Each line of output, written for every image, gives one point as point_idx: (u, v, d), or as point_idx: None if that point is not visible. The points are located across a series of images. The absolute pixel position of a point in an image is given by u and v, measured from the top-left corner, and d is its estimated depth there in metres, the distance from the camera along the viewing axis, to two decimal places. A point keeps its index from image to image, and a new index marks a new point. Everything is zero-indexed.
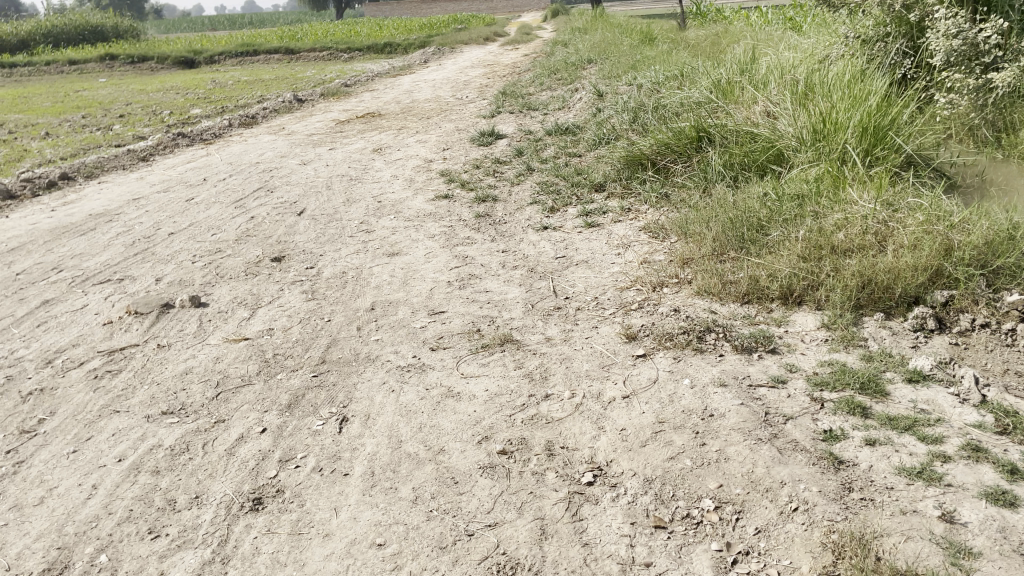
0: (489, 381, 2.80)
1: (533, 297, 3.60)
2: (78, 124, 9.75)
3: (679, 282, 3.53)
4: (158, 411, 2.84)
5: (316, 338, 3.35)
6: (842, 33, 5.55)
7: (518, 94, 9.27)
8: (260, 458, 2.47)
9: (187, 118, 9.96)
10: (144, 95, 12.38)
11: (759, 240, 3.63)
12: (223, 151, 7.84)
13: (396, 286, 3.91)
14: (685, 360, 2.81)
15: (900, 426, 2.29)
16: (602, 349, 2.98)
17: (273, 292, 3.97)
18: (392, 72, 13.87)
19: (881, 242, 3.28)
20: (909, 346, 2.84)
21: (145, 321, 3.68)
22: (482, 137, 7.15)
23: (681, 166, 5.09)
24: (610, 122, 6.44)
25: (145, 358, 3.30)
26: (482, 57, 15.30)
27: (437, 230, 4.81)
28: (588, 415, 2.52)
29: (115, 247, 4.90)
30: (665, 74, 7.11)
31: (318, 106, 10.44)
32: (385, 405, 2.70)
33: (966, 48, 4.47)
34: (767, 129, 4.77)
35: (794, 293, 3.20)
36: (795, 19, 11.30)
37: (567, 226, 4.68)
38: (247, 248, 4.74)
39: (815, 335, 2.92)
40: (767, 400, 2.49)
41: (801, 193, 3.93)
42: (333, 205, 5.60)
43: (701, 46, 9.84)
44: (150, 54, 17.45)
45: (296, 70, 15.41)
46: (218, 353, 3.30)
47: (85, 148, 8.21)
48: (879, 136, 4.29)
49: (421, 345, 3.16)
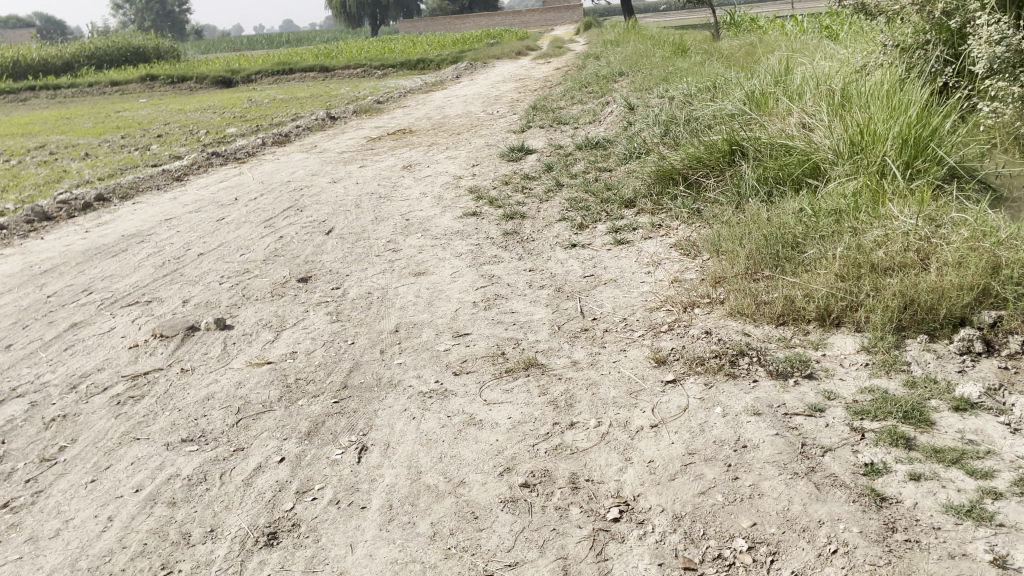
0: (512, 408, 2.71)
1: (559, 318, 3.51)
2: (117, 145, 9.90)
3: (711, 302, 3.41)
4: (178, 438, 2.81)
5: (338, 362, 3.29)
6: (880, 41, 5.39)
7: (549, 108, 9.22)
8: (277, 490, 2.41)
9: (222, 137, 10.08)
10: (182, 115, 12.58)
11: (794, 258, 3.50)
12: (255, 170, 7.89)
13: (421, 307, 3.84)
14: (716, 386, 2.69)
15: (947, 459, 2.15)
16: (630, 373, 2.87)
17: (298, 313, 3.94)
18: (425, 88, 13.92)
19: (923, 259, 3.14)
20: (955, 371, 2.69)
21: (170, 345, 3.66)
22: (511, 153, 7.10)
23: (713, 181, 4.97)
24: (640, 136, 6.33)
25: (168, 383, 3.27)
26: (514, 71, 15.29)
27: (464, 249, 4.75)
28: (614, 445, 2.42)
29: (146, 268, 4.92)
30: (697, 86, 7.00)
31: (350, 124, 10.49)
32: (405, 433, 2.63)
33: (1010, 55, 4.27)
34: (803, 141, 4.63)
35: (832, 314, 3.06)
36: (831, 28, 11.08)
37: (596, 243, 4.59)
38: (275, 268, 4.72)
39: (855, 359, 2.79)
40: (803, 429, 2.37)
41: (839, 208, 3.79)
42: (361, 224, 5.58)
43: (735, 56, 9.70)
44: (190, 75, 17.77)
45: (330, 88, 15.57)
46: (240, 377, 3.26)
47: (122, 168, 8.33)
48: (920, 148, 4.14)
49: (445, 369, 3.09)
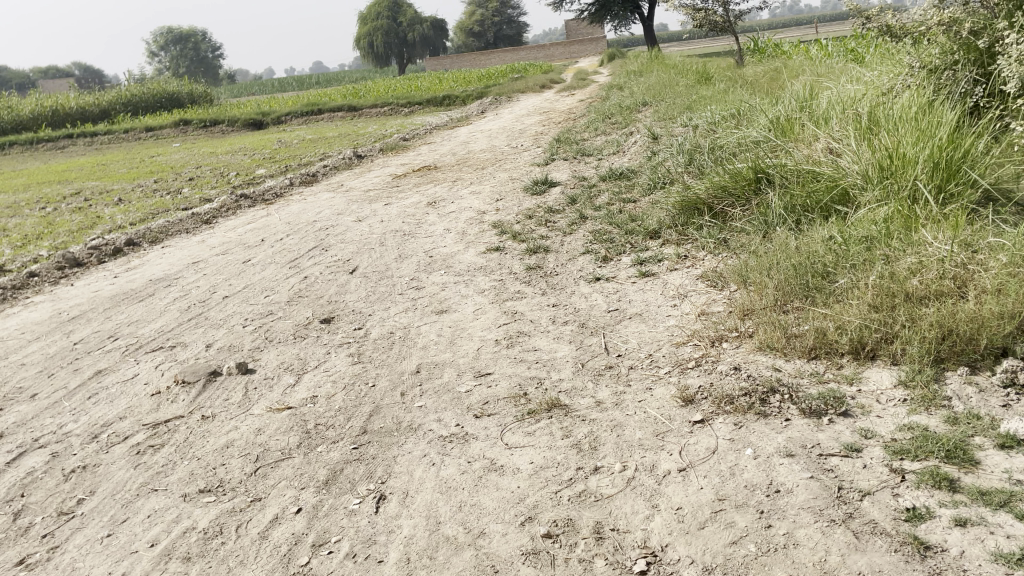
0: (534, 452, 2.62)
1: (583, 355, 3.43)
2: (149, 189, 10.07)
3: (740, 336, 3.31)
4: (196, 489, 2.77)
5: (359, 406, 3.23)
6: (907, 63, 5.28)
7: (573, 140, 9.20)
8: (293, 543, 2.35)
9: (251, 178, 10.21)
10: (213, 158, 12.80)
11: (825, 288, 3.39)
12: (282, 210, 7.96)
13: (443, 346, 3.79)
14: (747, 426, 2.58)
15: (994, 502, 2.02)
16: (656, 413, 2.78)
17: (320, 356, 3.90)
18: (451, 124, 14.00)
19: (961, 287, 3.03)
20: (1000, 405, 2.54)
21: (191, 391, 3.64)
22: (535, 186, 7.06)
23: (739, 210, 4.88)
24: (665, 165, 6.27)
25: (188, 431, 3.24)
26: (538, 104, 15.35)
27: (487, 285, 4.69)
28: (640, 491, 2.32)
29: (171, 312, 4.94)
30: (721, 113, 6.93)
31: (376, 162, 10.56)
32: (425, 480, 2.55)
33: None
34: (831, 167, 4.53)
35: (866, 347, 2.94)
36: (858, 50, 10.98)
37: (621, 276, 4.51)
38: (298, 310, 4.70)
39: (892, 395, 2.67)
40: (839, 472, 2.25)
41: (870, 235, 3.69)
42: (384, 262, 5.56)
43: (759, 82, 9.62)
44: (221, 118, 18.13)
45: (358, 127, 15.77)
46: (261, 423, 3.22)
47: (154, 212, 8.45)
48: (952, 171, 4.01)
49: (465, 412, 3.01)
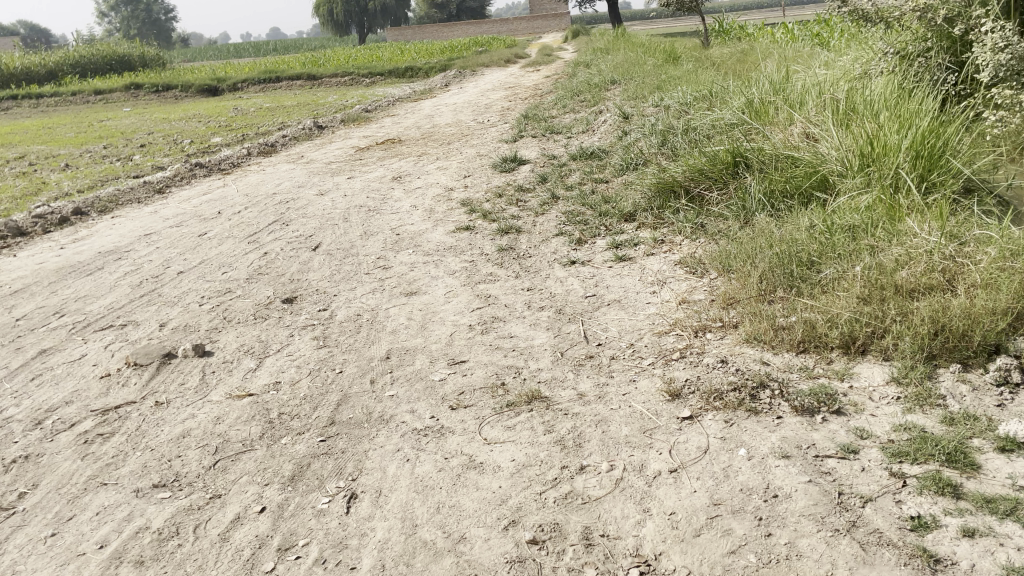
0: (515, 449, 2.48)
1: (562, 343, 3.29)
2: (99, 155, 9.63)
3: (724, 326, 3.20)
4: (149, 483, 2.57)
5: (325, 395, 3.05)
6: (880, 49, 5.18)
7: (541, 117, 9.02)
8: (256, 547, 2.18)
9: (207, 147, 9.82)
10: (166, 124, 12.32)
11: (810, 278, 3.29)
12: (240, 181, 7.65)
13: (414, 330, 3.62)
14: (738, 424, 2.48)
15: (1000, 510, 1.94)
16: (642, 408, 2.65)
17: (282, 338, 3.70)
18: (415, 96, 13.68)
19: (950, 281, 2.95)
20: (994, 405, 2.47)
21: (144, 374, 3.42)
22: (504, 163, 6.88)
23: (716, 194, 4.76)
24: (637, 146, 6.14)
25: (140, 419, 3.03)
26: (503, 78, 15.08)
27: (457, 266, 4.52)
28: (630, 493, 2.20)
29: (121, 288, 4.67)
30: (693, 94, 6.80)
31: (338, 133, 10.25)
32: (399, 478, 2.40)
33: (1015, 62, 4.10)
34: (810, 153, 4.43)
35: (857, 341, 2.85)
36: (824, 35, 10.96)
37: (597, 260, 4.37)
38: (258, 288, 4.47)
39: (885, 392, 2.58)
40: (838, 475, 2.16)
41: (854, 223, 3.60)
42: (349, 239, 5.34)
43: (729, 63, 9.54)
44: (175, 83, 17.51)
45: (318, 96, 15.34)
46: (219, 411, 3.02)
47: (103, 180, 8.05)
48: (935, 160, 3.92)
49: (440, 403, 2.85)
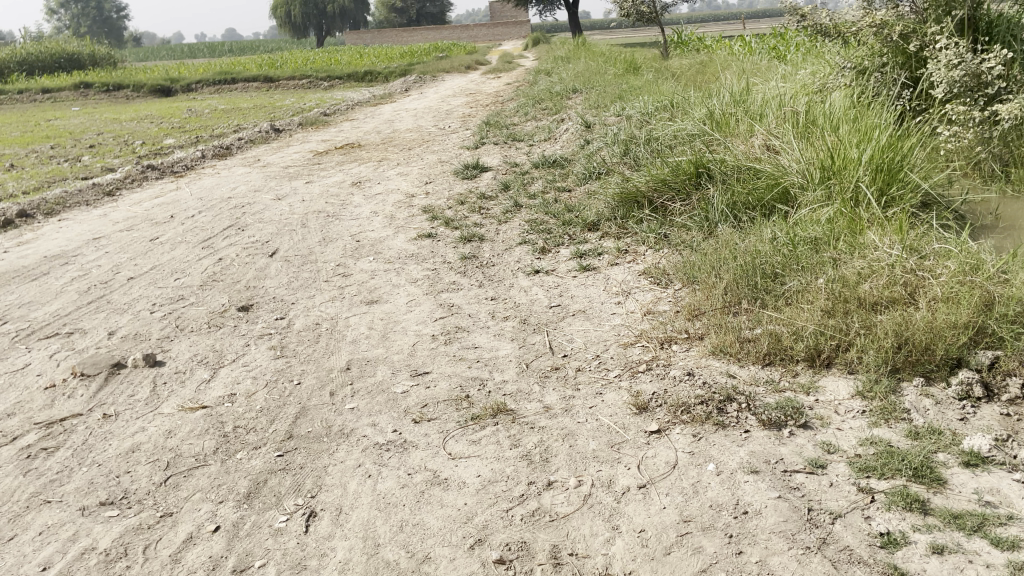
0: (480, 464, 2.42)
1: (527, 354, 3.24)
2: (46, 156, 9.32)
3: (690, 338, 3.18)
4: (95, 501, 2.45)
5: (283, 407, 2.95)
6: (837, 63, 5.25)
7: (502, 124, 8.99)
8: (210, 568, 2.08)
9: (160, 149, 9.58)
10: (117, 124, 12.00)
11: (775, 290, 3.29)
12: (194, 184, 7.46)
13: (375, 341, 3.54)
14: (706, 438, 2.45)
15: (968, 526, 1.96)
16: (609, 421, 2.61)
17: (238, 348, 3.59)
18: (374, 101, 13.55)
19: (912, 294, 2.96)
20: (957, 419, 2.50)
21: (91, 385, 3.27)
22: (466, 170, 6.83)
23: (680, 204, 4.76)
24: (599, 155, 6.14)
25: (87, 432, 2.89)
26: (464, 85, 15.03)
27: (419, 274, 4.45)
28: (599, 510, 2.16)
29: (68, 295, 4.49)
30: (654, 105, 6.83)
31: (295, 136, 10.09)
32: (360, 495, 2.32)
33: (969, 79, 4.18)
34: (771, 165, 4.46)
35: (821, 354, 2.85)
36: (779, 49, 11.15)
37: (561, 270, 4.34)
38: (212, 296, 4.34)
39: (851, 405, 2.59)
40: (807, 491, 2.15)
41: (816, 236, 3.61)
42: (307, 245, 5.23)
43: (688, 75, 9.62)
44: (126, 83, 17.09)
45: (275, 98, 15.10)
46: (171, 424, 2.90)
47: (50, 181, 7.79)
48: (894, 173, 3.95)
49: (403, 416, 2.78)
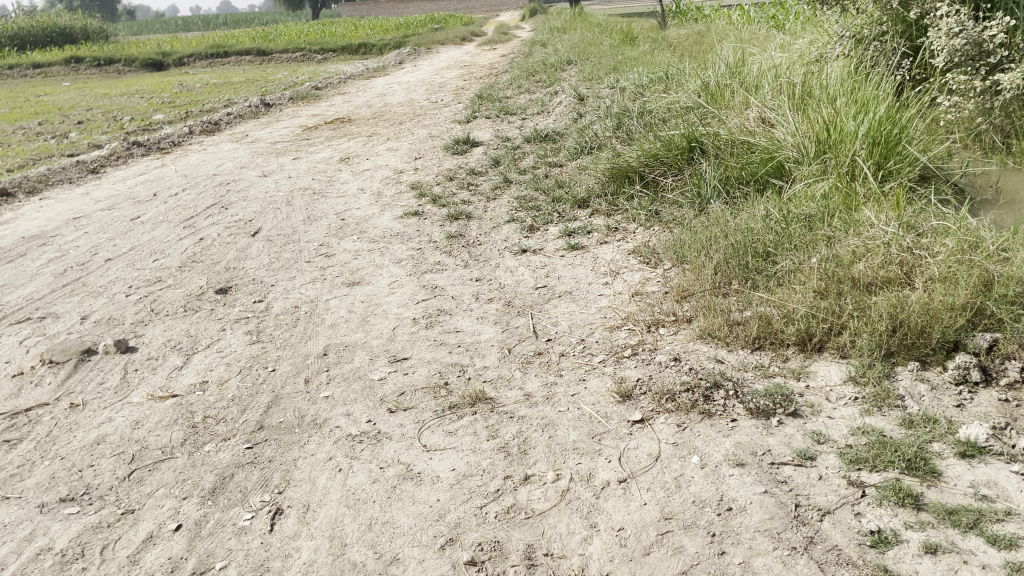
0: (455, 457, 2.32)
1: (510, 339, 3.13)
2: (32, 132, 9.14)
3: (677, 321, 3.07)
4: (56, 497, 2.35)
5: (255, 396, 2.85)
6: (835, 32, 5.08)
7: (495, 97, 8.80)
8: (168, 571, 1.99)
9: (147, 124, 9.40)
10: (106, 100, 11.80)
11: (767, 271, 3.17)
12: (180, 161, 7.30)
13: (355, 324, 3.43)
14: (691, 428, 2.35)
15: (963, 523, 1.86)
16: (591, 410, 2.51)
17: (213, 333, 3.48)
18: (367, 74, 13.31)
19: (908, 274, 2.84)
20: (953, 406, 2.40)
21: (60, 373, 3.17)
22: (456, 145, 6.67)
23: (671, 180, 4.62)
24: (592, 129, 5.98)
25: (52, 423, 2.79)
26: (459, 57, 14.77)
27: (404, 254, 4.33)
28: (576, 506, 2.06)
29: (43, 277, 4.37)
30: (649, 76, 6.65)
31: (286, 111, 9.90)
32: (329, 491, 2.22)
33: (970, 48, 4.02)
34: (765, 138, 4.30)
35: (814, 338, 2.74)
36: (778, 18, 10.90)
37: (549, 249, 4.21)
38: (191, 278, 4.22)
39: (843, 392, 2.48)
40: (795, 484, 2.06)
41: (810, 213, 3.48)
42: (291, 224, 5.10)
43: (684, 45, 9.40)
44: (117, 57, 16.83)
45: (268, 72, 14.85)
46: (140, 414, 2.80)
47: (35, 158, 7.63)
48: (891, 147, 3.81)
49: (379, 405, 2.68)
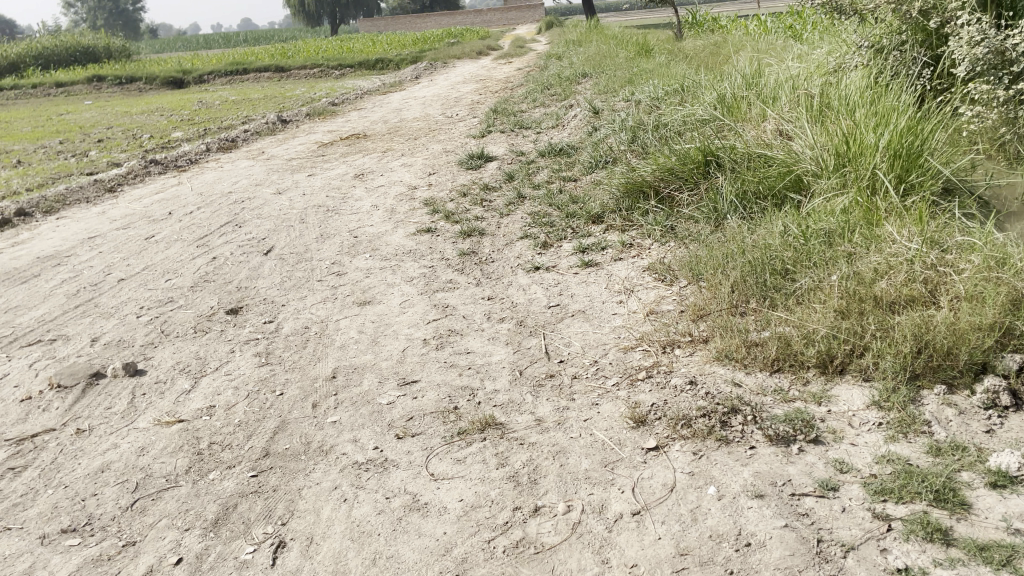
0: (464, 486, 2.26)
1: (522, 360, 3.06)
2: (54, 150, 9.22)
3: (693, 341, 2.99)
4: (57, 528, 2.31)
5: (261, 421, 2.80)
6: (853, 43, 4.99)
7: (510, 111, 8.77)
8: None
9: (166, 142, 9.46)
10: (127, 117, 11.92)
11: (785, 289, 3.08)
12: (196, 179, 7.32)
13: (364, 345, 3.38)
14: (708, 456, 2.27)
15: (995, 560, 1.77)
16: (604, 437, 2.44)
17: (222, 354, 3.44)
18: (384, 89, 13.34)
19: (932, 292, 2.75)
20: (983, 432, 2.30)
21: (67, 397, 3.14)
22: (470, 160, 6.63)
23: (687, 194, 4.54)
24: (606, 142, 5.92)
25: (57, 450, 2.75)
26: (475, 71, 14.79)
27: (416, 272, 4.28)
28: (588, 541, 1.99)
29: (56, 298, 4.36)
30: (665, 88, 6.58)
31: (302, 127, 9.92)
32: (333, 523, 2.16)
33: (992, 56, 3.86)
34: (783, 151, 4.22)
35: (835, 360, 2.65)
36: (796, 27, 10.81)
37: (562, 266, 4.14)
38: (202, 298, 4.19)
39: (866, 417, 2.39)
40: (816, 517, 1.97)
41: (830, 228, 3.38)
42: (304, 242, 5.07)
43: (701, 57, 9.34)
44: (139, 74, 17.02)
45: (286, 88, 14.94)
46: (145, 439, 2.75)
47: (54, 177, 7.68)
48: (913, 159, 3.70)
49: (386, 431, 2.61)
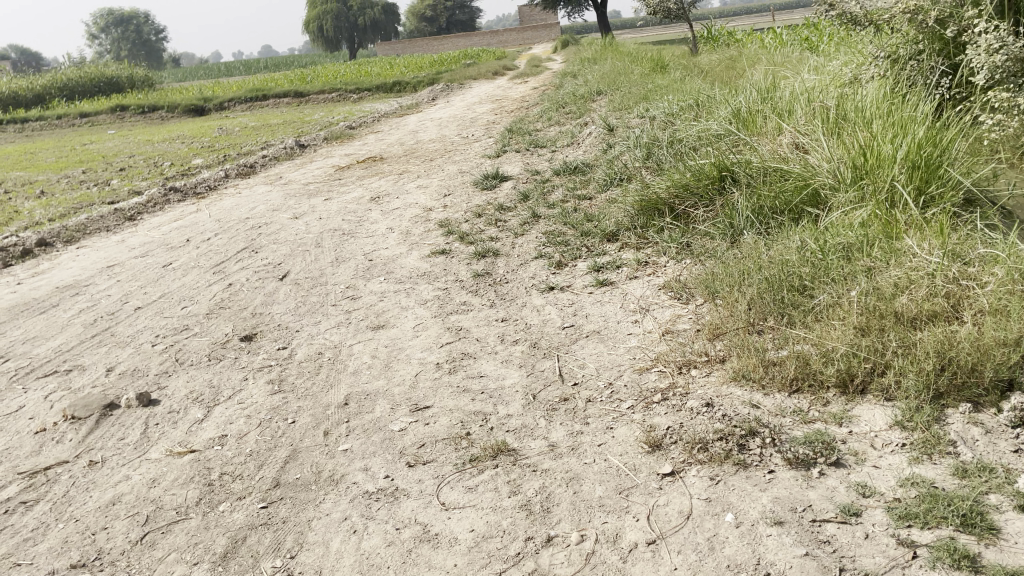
0: (475, 516, 2.21)
1: (535, 383, 3.02)
2: (76, 180, 9.35)
3: (710, 361, 2.93)
4: (67, 563, 2.29)
5: (273, 450, 2.77)
6: (869, 53, 4.92)
7: (525, 130, 8.77)
8: None
9: (185, 169, 9.56)
10: (149, 146, 12.08)
11: (803, 306, 3.01)
12: (214, 206, 7.37)
13: (377, 371, 3.35)
14: (725, 481, 2.21)
15: None
16: (618, 462, 2.38)
17: (235, 382, 3.42)
18: (401, 112, 13.43)
19: (955, 307, 2.67)
20: (1011, 452, 2.21)
21: (81, 429, 3.13)
22: (485, 180, 6.62)
23: (702, 211, 4.48)
24: (621, 159, 5.88)
25: (70, 483, 2.74)
26: (491, 91, 14.85)
27: (430, 295, 4.26)
28: (601, 572, 1.94)
29: (74, 328, 4.39)
30: (679, 104, 6.54)
31: (319, 151, 9.99)
32: (343, 556, 2.12)
33: (1011, 64, 3.79)
34: (799, 165, 4.16)
35: (855, 380, 2.57)
36: (812, 39, 10.75)
37: (577, 285, 4.10)
38: (217, 325, 4.19)
39: (889, 438, 2.32)
40: (838, 545, 1.91)
41: (848, 242, 3.31)
42: (319, 267, 5.07)
43: (716, 71, 9.30)
44: (161, 103, 17.27)
45: (305, 114, 15.08)
46: (156, 471, 2.73)
47: (76, 207, 7.77)
48: (932, 170, 3.63)
49: (397, 459, 2.58)
